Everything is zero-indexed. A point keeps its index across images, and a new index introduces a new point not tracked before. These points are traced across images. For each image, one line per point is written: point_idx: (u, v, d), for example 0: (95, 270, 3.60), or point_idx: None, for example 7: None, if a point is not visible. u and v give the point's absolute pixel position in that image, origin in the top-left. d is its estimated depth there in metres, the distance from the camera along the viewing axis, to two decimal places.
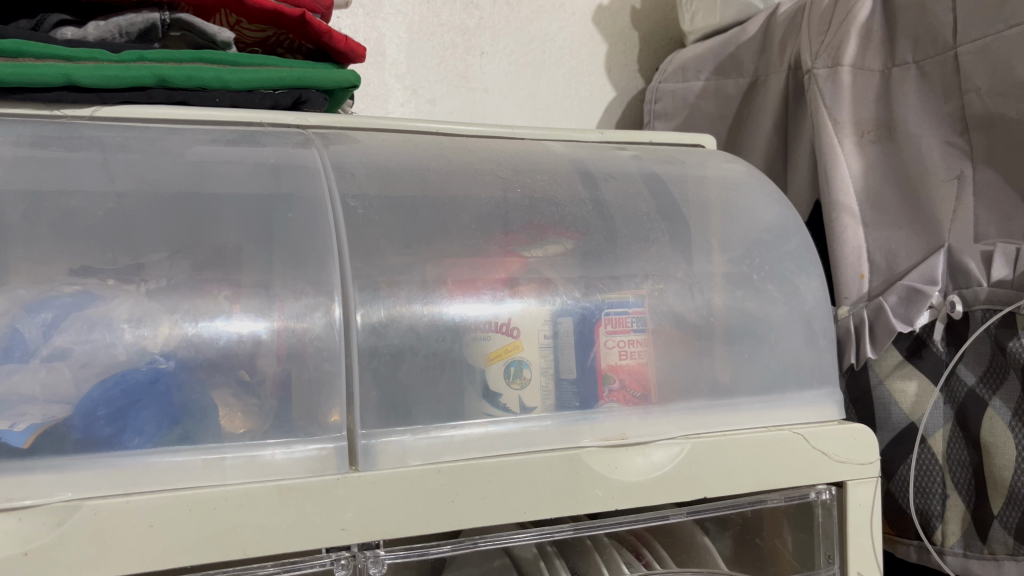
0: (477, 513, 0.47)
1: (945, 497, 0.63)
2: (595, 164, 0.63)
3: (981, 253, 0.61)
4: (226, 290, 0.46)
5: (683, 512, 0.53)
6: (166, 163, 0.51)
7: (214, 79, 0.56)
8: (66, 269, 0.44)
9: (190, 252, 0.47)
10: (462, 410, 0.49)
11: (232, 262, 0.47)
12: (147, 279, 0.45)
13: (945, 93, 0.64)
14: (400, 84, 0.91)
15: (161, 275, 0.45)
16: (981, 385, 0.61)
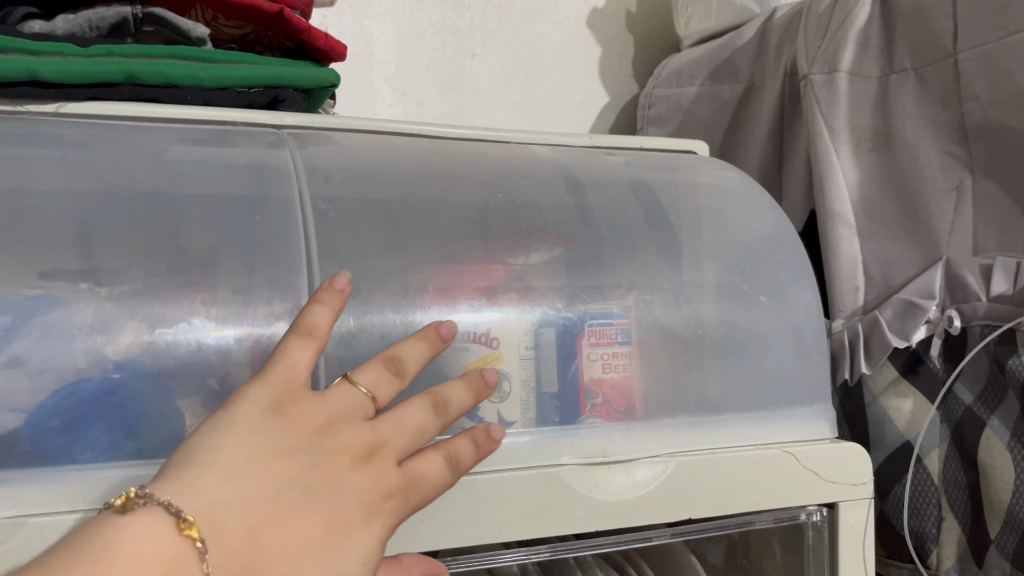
0: (451, 534, 0.45)
1: (941, 520, 0.61)
2: (582, 169, 0.61)
3: (980, 266, 0.59)
4: (201, 292, 0.44)
5: (668, 533, 0.51)
6: (132, 163, 0.49)
7: (185, 76, 0.53)
8: (36, 271, 0.42)
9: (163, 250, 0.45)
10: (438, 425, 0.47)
11: (198, 269, 0.45)
12: (114, 286, 0.43)
13: (944, 101, 0.62)
14: (388, 86, 0.89)
15: (128, 280, 0.43)
16: (979, 404, 0.58)
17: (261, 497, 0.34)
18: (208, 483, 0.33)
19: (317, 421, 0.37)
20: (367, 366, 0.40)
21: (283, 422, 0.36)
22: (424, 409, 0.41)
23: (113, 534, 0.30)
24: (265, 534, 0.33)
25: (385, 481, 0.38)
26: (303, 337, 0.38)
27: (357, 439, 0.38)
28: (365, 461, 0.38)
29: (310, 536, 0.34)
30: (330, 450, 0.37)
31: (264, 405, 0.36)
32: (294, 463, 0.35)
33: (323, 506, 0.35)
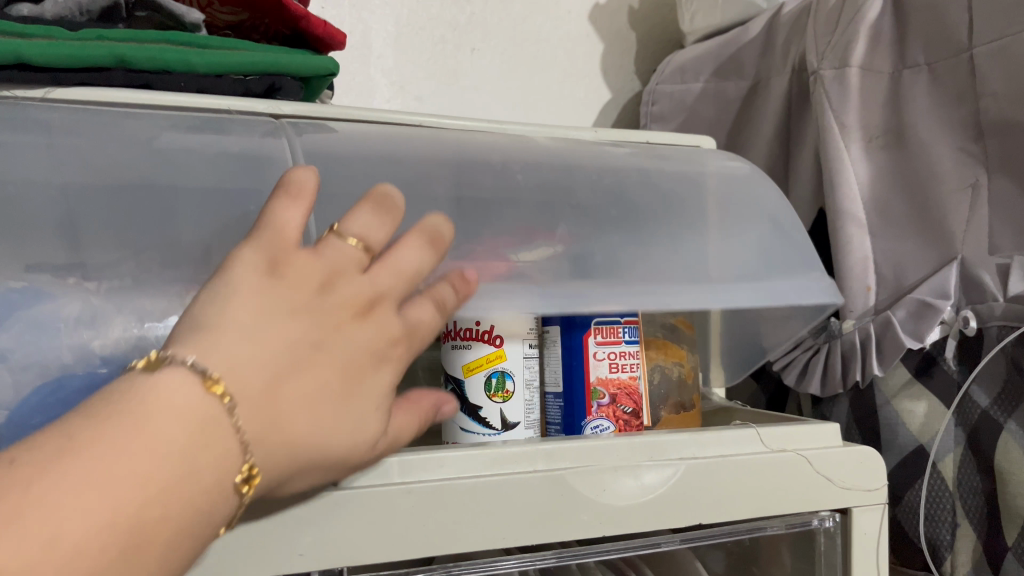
0: (452, 539, 0.43)
1: (955, 527, 0.59)
2: (588, 162, 0.59)
3: (997, 266, 0.57)
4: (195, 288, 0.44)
5: (677, 539, 0.49)
6: (119, 151, 0.46)
7: (180, 61, 0.51)
8: (22, 264, 0.42)
9: (152, 249, 0.44)
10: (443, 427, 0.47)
11: (187, 265, 0.45)
12: (104, 281, 0.43)
13: (959, 98, 0.60)
14: (386, 80, 0.87)
15: (116, 276, 0.44)
16: (995, 407, 0.57)
17: (277, 355, 0.33)
18: (229, 346, 0.32)
19: (317, 279, 0.36)
20: (354, 217, 0.40)
21: (287, 283, 0.35)
22: (417, 258, 0.41)
23: (142, 392, 0.29)
24: (280, 392, 0.33)
25: (388, 327, 0.38)
26: (295, 195, 0.38)
27: (360, 288, 0.38)
28: (369, 309, 0.38)
29: (324, 387, 0.35)
30: (337, 304, 0.36)
31: (266, 269, 0.35)
32: (303, 319, 0.35)
33: (339, 356, 0.36)
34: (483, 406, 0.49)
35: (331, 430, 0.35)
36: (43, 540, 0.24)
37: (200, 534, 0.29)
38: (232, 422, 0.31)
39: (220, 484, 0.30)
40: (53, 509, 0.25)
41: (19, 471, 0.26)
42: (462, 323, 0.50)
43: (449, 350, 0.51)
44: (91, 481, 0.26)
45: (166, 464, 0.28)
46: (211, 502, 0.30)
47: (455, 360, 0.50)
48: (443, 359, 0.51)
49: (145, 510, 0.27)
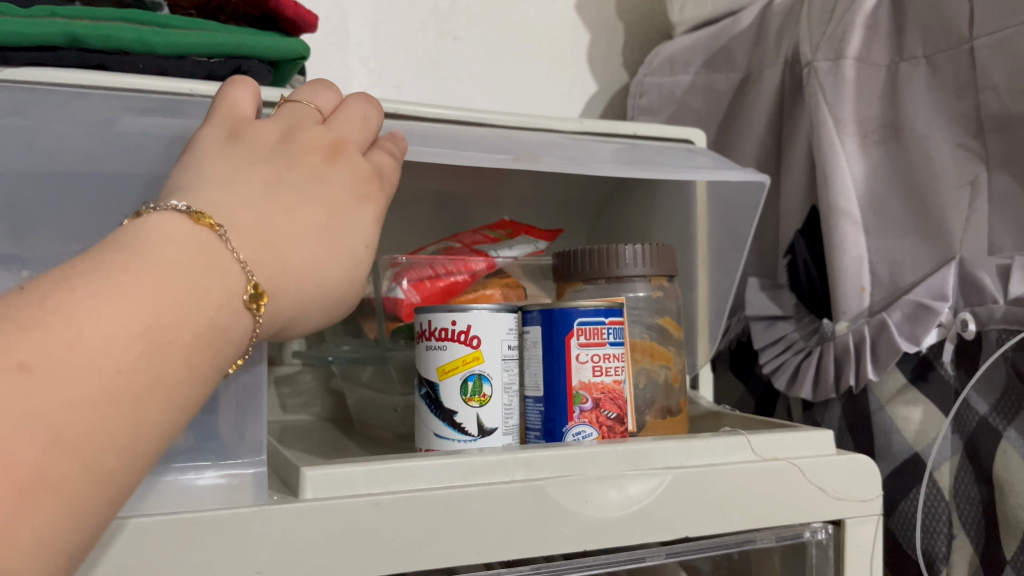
0: (422, 555, 0.40)
1: (952, 538, 0.56)
2: (572, 153, 0.57)
3: (997, 267, 0.54)
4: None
5: (662, 553, 0.46)
6: (67, 135, 0.42)
7: (136, 40, 0.49)
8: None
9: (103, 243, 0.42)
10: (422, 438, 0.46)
11: None
12: (45, 271, 0.41)
13: (958, 91, 0.57)
14: (364, 67, 0.84)
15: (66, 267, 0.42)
16: (995, 414, 0.53)
17: (245, 199, 0.36)
18: (199, 194, 0.36)
19: (276, 133, 0.40)
20: (295, 96, 0.44)
21: (242, 139, 0.39)
22: (358, 111, 0.44)
23: (142, 229, 0.33)
24: (263, 223, 0.36)
25: (358, 166, 0.41)
26: (243, 84, 0.42)
27: (319, 136, 0.41)
28: (335, 153, 0.41)
29: (309, 217, 0.38)
30: (297, 148, 0.40)
31: (223, 136, 0.39)
32: (266, 166, 0.38)
33: (315, 191, 0.39)
34: (459, 412, 0.46)
35: (324, 262, 0.38)
36: (60, 337, 0.28)
37: (227, 350, 0.34)
38: (227, 246, 0.34)
39: (238, 308, 0.34)
40: (64, 316, 0.29)
41: (34, 292, 0.30)
42: (436, 322, 0.47)
43: (423, 351, 0.48)
44: (92, 298, 0.30)
45: (159, 287, 0.31)
46: (227, 317, 0.34)
47: (430, 361, 0.47)
48: (418, 360, 0.48)
49: (158, 317, 0.31)
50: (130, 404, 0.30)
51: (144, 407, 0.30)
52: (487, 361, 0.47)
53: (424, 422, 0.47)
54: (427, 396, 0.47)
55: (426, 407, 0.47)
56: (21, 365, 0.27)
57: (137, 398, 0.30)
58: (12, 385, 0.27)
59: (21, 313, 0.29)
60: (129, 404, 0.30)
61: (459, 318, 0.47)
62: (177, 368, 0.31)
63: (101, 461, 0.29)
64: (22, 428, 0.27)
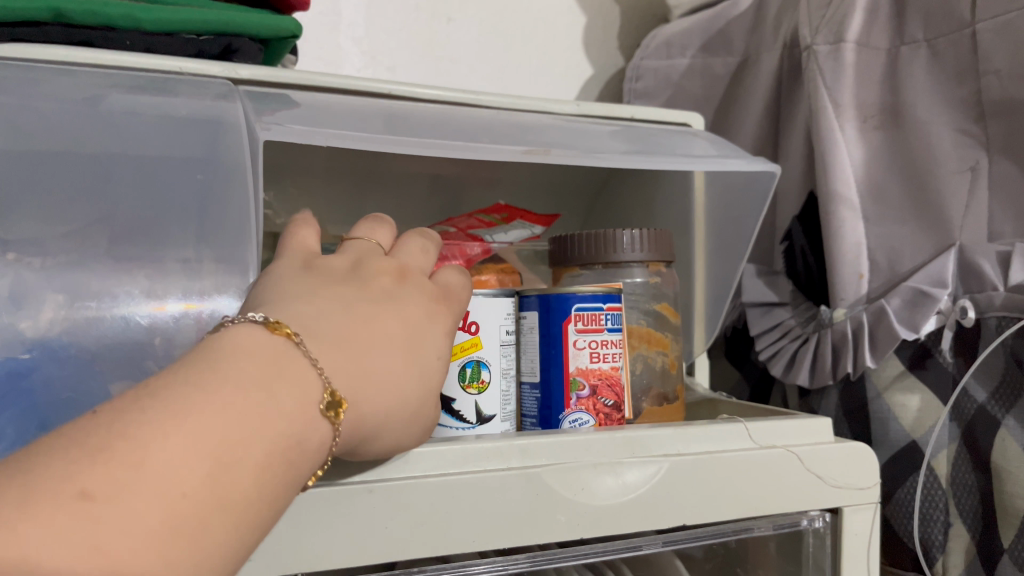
0: (415, 544, 0.39)
1: (948, 526, 0.55)
2: (568, 135, 0.56)
3: (997, 253, 0.53)
4: (145, 269, 0.42)
5: (659, 541, 0.46)
6: (51, 111, 0.41)
7: (123, 16, 0.47)
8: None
9: (94, 223, 0.41)
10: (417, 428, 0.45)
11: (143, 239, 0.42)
12: (46, 256, 0.41)
13: (959, 76, 0.56)
14: (357, 48, 0.83)
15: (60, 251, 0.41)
16: (993, 402, 0.53)
17: (324, 312, 0.35)
18: (279, 310, 0.35)
19: (345, 262, 0.40)
20: (355, 230, 0.44)
21: (315, 267, 0.39)
22: (417, 242, 0.44)
23: (216, 345, 0.31)
24: (343, 331, 0.35)
25: (425, 288, 0.41)
26: (304, 223, 0.43)
27: (387, 262, 0.41)
28: (403, 277, 0.41)
29: (387, 330, 0.37)
30: (369, 272, 0.39)
31: (295, 265, 0.39)
32: (341, 288, 0.37)
33: (390, 307, 0.38)
34: (455, 398, 0.45)
35: (404, 373, 0.37)
36: (128, 460, 0.25)
37: (301, 463, 0.31)
38: (303, 352, 0.33)
39: (315, 422, 0.32)
40: (132, 436, 0.26)
41: (101, 416, 0.27)
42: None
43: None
44: (162, 415, 0.27)
45: (232, 397, 0.29)
46: (301, 428, 0.31)
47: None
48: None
49: (231, 435, 0.28)
50: (203, 534, 0.26)
51: (216, 531, 0.27)
52: (485, 348, 0.46)
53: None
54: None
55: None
56: (82, 492, 0.24)
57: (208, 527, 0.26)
58: (71, 513, 0.24)
59: (87, 438, 0.26)
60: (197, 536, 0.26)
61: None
62: (248, 489, 0.28)
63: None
64: (76, 561, 0.23)
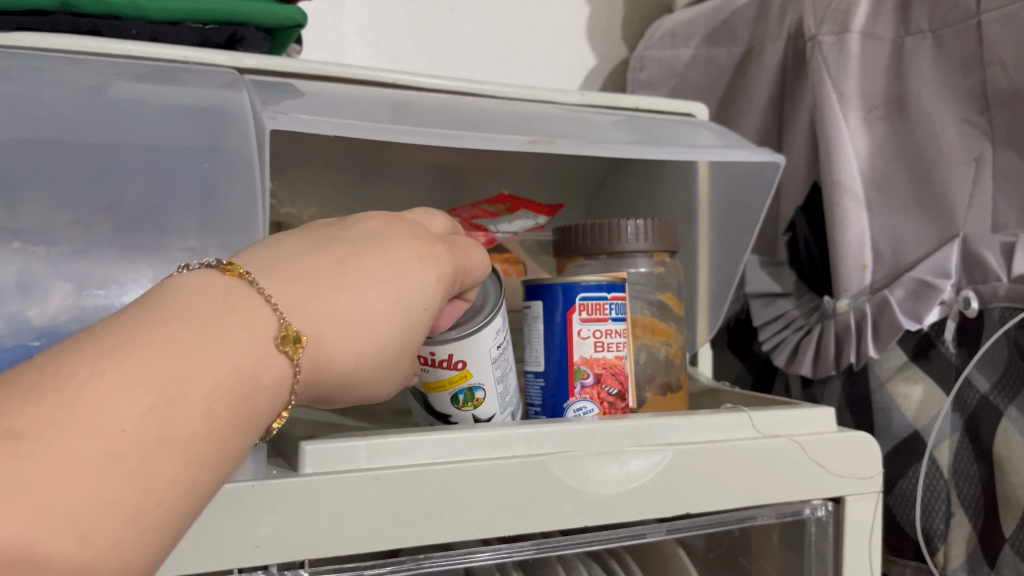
0: (421, 531, 0.39)
1: (950, 516, 0.56)
2: (573, 125, 0.56)
3: (1001, 244, 0.53)
4: (149, 257, 0.42)
5: (663, 530, 0.46)
6: (59, 100, 0.41)
7: (129, 5, 0.47)
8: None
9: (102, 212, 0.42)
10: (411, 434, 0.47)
11: (154, 227, 0.43)
12: (51, 245, 0.41)
13: (964, 67, 0.56)
14: (360, 38, 0.83)
15: (69, 239, 0.41)
16: (995, 393, 0.53)
17: (292, 250, 0.36)
18: (247, 253, 0.35)
19: (333, 221, 0.40)
20: None
21: (300, 228, 0.39)
22: (420, 216, 0.44)
23: (170, 286, 0.32)
24: (309, 267, 0.35)
25: (420, 231, 0.40)
26: None
27: (379, 215, 0.41)
28: (393, 223, 0.40)
29: (362, 263, 0.36)
30: (353, 223, 0.39)
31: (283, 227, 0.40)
32: (317, 235, 0.38)
33: (369, 244, 0.37)
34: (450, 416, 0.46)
35: (376, 301, 0.35)
36: (61, 402, 0.26)
37: (259, 400, 0.31)
38: (258, 287, 0.33)
39: (272, 356, 0.32)
40: (68, 378, 0.26)
41: (46, 361, 0.27)
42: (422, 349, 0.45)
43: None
44: (101, 358, 0.27)
45: (175, 336, 0.29)
46: (256, 364, 0.31)
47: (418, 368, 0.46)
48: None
49: (172, 371, 0.28)
50: (144, 470, 0.26)
51: (159, 465, 0.27)
52: (474, 373, 0.45)
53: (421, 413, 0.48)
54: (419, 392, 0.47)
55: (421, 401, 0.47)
56: (10, 434, 0.25)
57: (152, 462, 0.27)
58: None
59: (29, 385, 0.26)
60: (140, 469, 0.26)
61: (438, 351, 0.45)
62: (197, 425, 0.28)
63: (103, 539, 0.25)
64: (6, 500, 0.24)
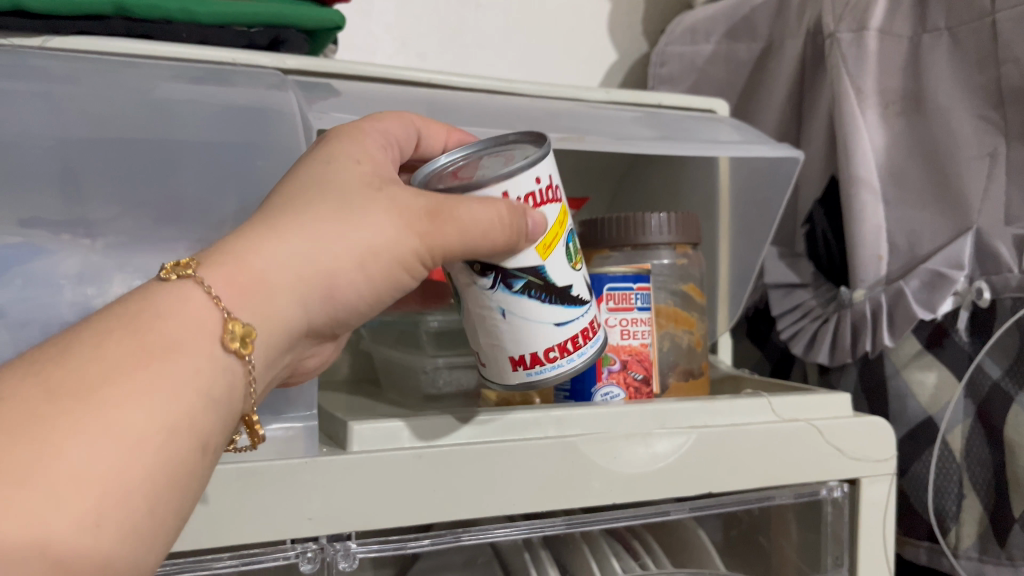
0: (461, 506, 0.42)
1: (962, 498, 0.58)
2: (599, 121, 0.58)
3: (1013, 237, 0.55)
4: (188, 244, 0.45)
5: (686, 508, 0.48)
6: (118, 98, 0.44)
7: (180, 9, 0.50)
8: (14, 220, 0.43)
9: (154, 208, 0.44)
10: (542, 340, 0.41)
11: (195, 221, 0.45)
12: (103, 237, 0.44)
13: (980, 64, 0.58)
14: (388, 35, 0.85)
15: (118, 231, 0.44)
16: (1006, 379, 0.55)
17: None
18: None
19: None
20: None
21: None
22: None
23: None
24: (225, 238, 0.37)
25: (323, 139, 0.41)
26: None
27: None
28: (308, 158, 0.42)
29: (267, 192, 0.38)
30: None
31: None
32: None
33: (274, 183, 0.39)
34: (572, 284, 0.41)
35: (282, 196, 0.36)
36: None
37: (175, 369, 0.30)
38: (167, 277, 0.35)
39: (177, 298, 0.32)
40: None
41: None
42: (518, 189, 0.39)
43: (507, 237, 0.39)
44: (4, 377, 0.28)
45: (72, 341, 0.29)
46: (158, 335, 0.30)
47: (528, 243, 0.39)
48: (473, 280, 0.40)
49: (63, 363, 0.28)
50: (39, 440, 0.26)
51: (58, 433, 0.26)
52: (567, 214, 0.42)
53: (534, 320, 0.40)
54: (531, 285, 0.40)
55: (535, 303, 0.40)
56: None
57: (51, 406, 0.27)
58: None
59: None
60: (40, 415, 0.26)
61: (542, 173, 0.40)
62: (96, 394, 0.27)
63: (16, 478, 0.25)
64: None
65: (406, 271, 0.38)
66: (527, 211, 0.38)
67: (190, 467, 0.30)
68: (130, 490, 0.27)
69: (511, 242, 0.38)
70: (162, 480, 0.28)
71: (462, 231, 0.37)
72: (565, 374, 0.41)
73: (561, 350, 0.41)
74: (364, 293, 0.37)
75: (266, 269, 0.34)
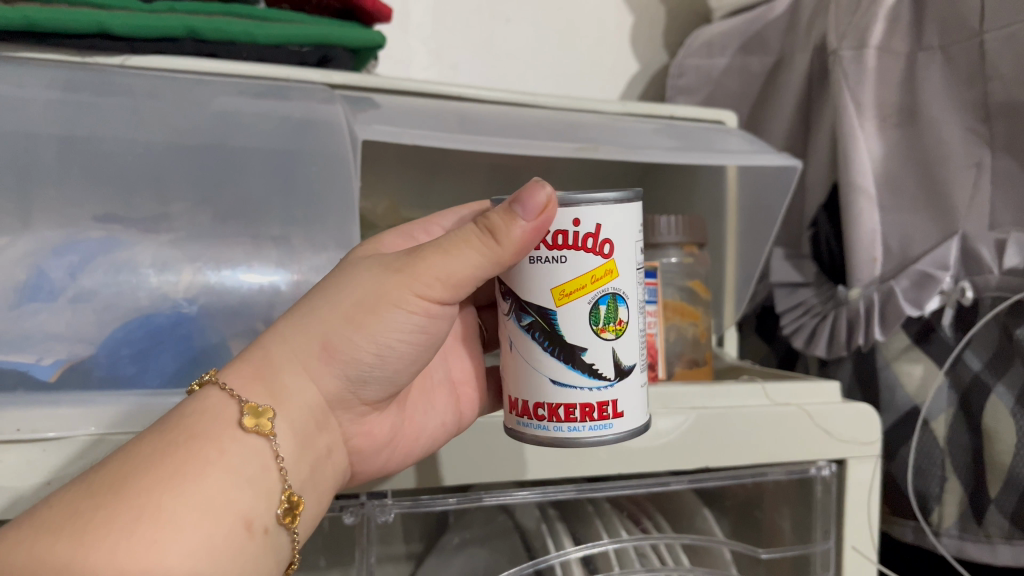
0: (483, 470, 0.48)
1: (944, 480, 0.63)
2: (614, 131, 0.64)
3: (994, 240, 0.60)
4: (245, 244, 0.50)
5: (685, 479, 0.54)
6: (190, 112, 0.51)
7: (242, 32, 0.57)
8: (92, 215, 0.48)
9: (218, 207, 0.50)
10: (534, 385, 0.41)
11: (253, 215, 0.51)
12: (174, 229, 0.49)
13: (969, 80, 0.62)
14: (424, 47, 0.91)
15: (184, 226, 0.49)
16: (986, 371, 0.60)
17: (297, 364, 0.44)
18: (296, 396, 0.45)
19: None
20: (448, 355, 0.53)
21: None
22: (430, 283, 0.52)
23: None
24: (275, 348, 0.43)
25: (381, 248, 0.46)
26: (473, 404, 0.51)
27: None
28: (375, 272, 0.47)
29: None
30: None
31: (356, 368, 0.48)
32: None
33: None
34: (586, 350, 0.39)
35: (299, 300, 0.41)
36: (30, 525, 0.32)
37: (207, 462, 0.35)
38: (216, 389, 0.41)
39: (199, 403, 0.38)
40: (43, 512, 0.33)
41: None
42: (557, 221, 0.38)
43: (531, 265, 0.39)
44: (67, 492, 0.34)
45: (116, 457, 0.35)
46: (186, 439, 0.36)
47: (549, 274, 0.39)
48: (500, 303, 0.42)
49: (106, 476, 0.34)
50: (91, 536, 0.31)
51: (109, 528, 0.31)
52: (620, 277, 0.40)
53: (534, 363, 0.40)
54: (538, 329, 0.40)
55: (537, 348, 0.40)
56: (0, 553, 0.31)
57: (92, 503, 0.32)
58: None
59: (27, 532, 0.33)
60: (82, 510, 0.32)
61: (583, 214, 0.38)
62: (135, 492, 0.33)
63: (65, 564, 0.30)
64: None
65: (409, 305, 0.39)
66: (513, 198, 0.37)
67: (230, 538, 0.34)
68: (171, 565, 0.31)
69: (506, 242, 0.38)
70: (203, 554, 0.33)
71: (446, 255, 0.39)
72: (545, 438, 0.40)
73: (550, 413, 0.40)
74: (369, 347, 0.39)
75: (271, 350, 0.39)
